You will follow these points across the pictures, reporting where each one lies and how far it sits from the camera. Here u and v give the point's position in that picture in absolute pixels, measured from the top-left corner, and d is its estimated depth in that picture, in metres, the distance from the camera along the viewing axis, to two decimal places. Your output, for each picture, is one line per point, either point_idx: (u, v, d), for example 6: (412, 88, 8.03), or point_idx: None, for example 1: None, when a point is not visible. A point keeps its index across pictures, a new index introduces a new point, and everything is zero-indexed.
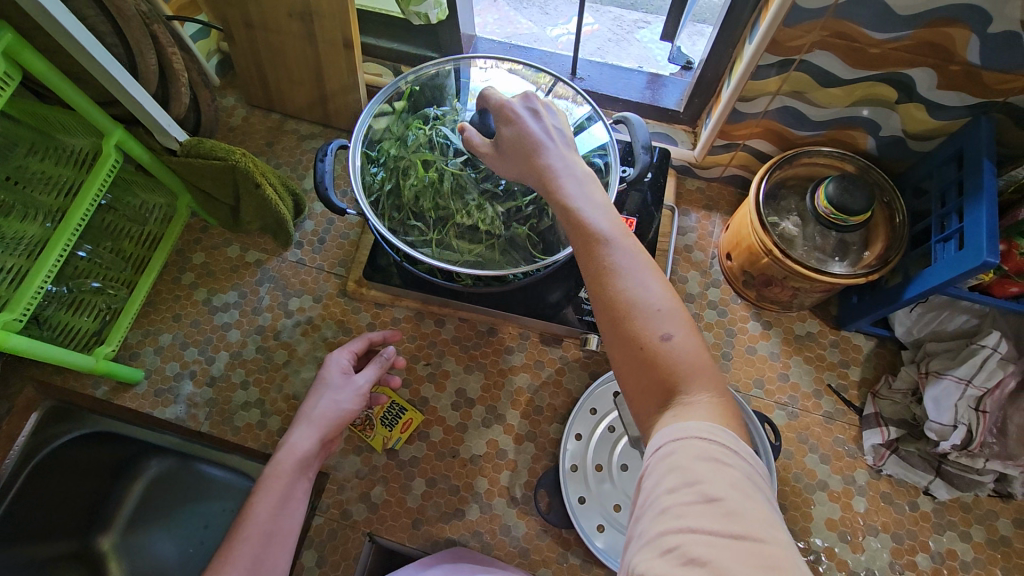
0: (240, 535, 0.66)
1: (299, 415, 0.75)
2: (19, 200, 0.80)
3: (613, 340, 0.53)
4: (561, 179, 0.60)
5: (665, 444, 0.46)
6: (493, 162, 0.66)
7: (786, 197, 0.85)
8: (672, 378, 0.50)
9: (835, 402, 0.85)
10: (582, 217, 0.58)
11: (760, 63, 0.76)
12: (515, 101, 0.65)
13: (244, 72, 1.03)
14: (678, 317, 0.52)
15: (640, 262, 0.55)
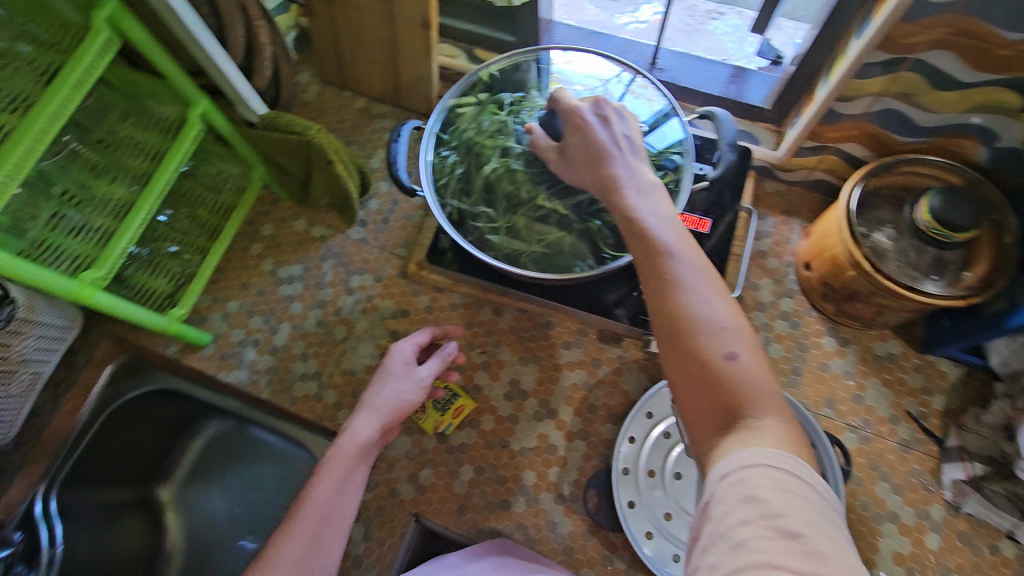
0: (299, 513, 0.67)
1: (363, 404, 0.76)
2: (109, 162, 0.84)
3: (670, 358, 0.51)
4: (626, 188, 0.59)
5: (735, 474, 0.43)
6: (559, 168, 0.65)
7: (878, 207, 0.80)
8: (736, 401, 0.47)
9: (913, 430, 0.80)
10: (646, 228, 0.56)
11: (866, 61, 0.72)
12: (585, 106, 0.64)
13: (321, 48, 1.04)
14: (744, 337, 0.49)
15: (705, 279, 0.52)
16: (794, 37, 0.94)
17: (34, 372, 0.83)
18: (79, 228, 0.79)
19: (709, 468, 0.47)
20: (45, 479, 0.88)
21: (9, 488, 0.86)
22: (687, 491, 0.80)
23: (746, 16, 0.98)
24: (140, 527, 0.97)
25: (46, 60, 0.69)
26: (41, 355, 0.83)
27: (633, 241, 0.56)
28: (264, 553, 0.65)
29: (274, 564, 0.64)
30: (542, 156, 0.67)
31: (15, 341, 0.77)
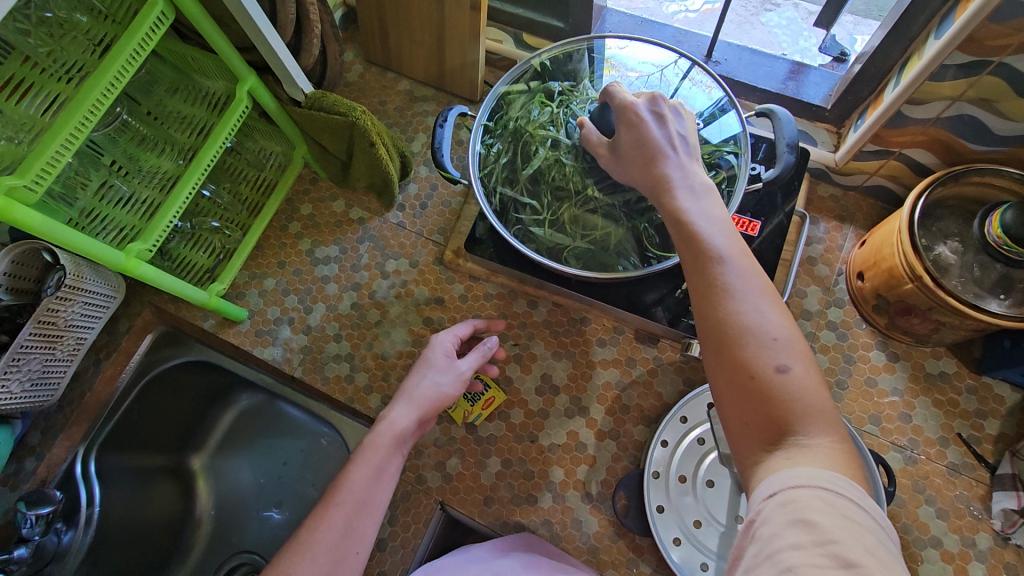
0: (334, 499, 0.67)
1: (402, 392, 0.76)
2: (157, 135, 0.85)
3: (716, 367, 0.49)
4: (677, 187, 0.56)
5: (785, 495, 0.41)
6: (608, 165, 0.63)
7: (944, 218, 0.75)
8: (786, 416, 0.45)
9: (962, 453, 0.78)
10: (697, 231, 0.53)
11: (947, 63, 0.67)
12: (641, 100, 0.61)
13: (366, 28, 1.03)
14: (796, 350, 0.47)
15: (757, 287, 0.50)
16: (853, 33, 0.92)
17: (78, 339, 0.85)
18: (126, 199, 0.81)
19: (754, 485, 0.45)
20: (85, 440, 0.91)
21: (51, 447, 0.88)
22: (720, 499, 0.78)
23: (802, 10, 0.96)
24: (172, 492, 0.99)
25: (102, 31, 0.69)
26: (85, 323, 0.85)
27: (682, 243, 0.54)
28: (300, 533, 0.65)
29: (311, 548, 0.63)
30: (591, 150, 0.64)
31: (62, 307, 0.79)
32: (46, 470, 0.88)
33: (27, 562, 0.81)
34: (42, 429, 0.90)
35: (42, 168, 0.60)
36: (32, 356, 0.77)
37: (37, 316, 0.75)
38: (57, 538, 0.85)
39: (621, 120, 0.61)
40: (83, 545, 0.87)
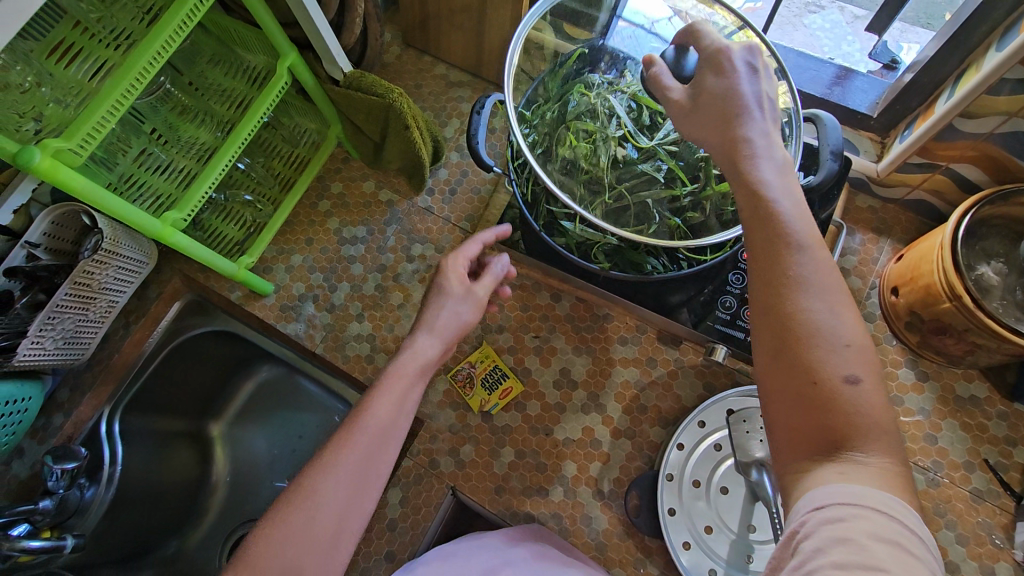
0: (354, 421, 0.63)
1: (425, 322, 0.70)
2: (198, 106, 0.86)
3: (774, 363, 0.47)
4: (754, 159, 0.52)
5: (834, 511, 0.41)
6: (680, 117, 0.57)
7: (987, 237, 0.73)
8: (845, 429, 0.43)
9: (988, 480, 0.76)
10: (776, 210, 0.50)
11: (1006, 76, 0.65)
12: (737, 48, 0.56)
13: (406, 10, 1.02)
14: (865, 359, 0.45)
15: (834, 285, 0.47)
16: (900, 40, 0.88)
17: (110, 302, 0.87)
18: (164, 166, 0.82)
19: (797, 492, 0.44)
20: (111, 402, 0.93)
21: (78, 405, 0.91)
22: (732, 506, 0.78)
23: (847, 14, 0.93)
24: (190, 457, 1.01)
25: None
26: (118, 286, 0.87)
27: (755, 221, 0.51)
28: (323, 449, 0.62)
29: (337, 469, 0.60)
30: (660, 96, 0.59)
31: (98, 270, 0.80)
32: (73, 426, 0.91)
33: (51, 514, 0.83)
34: (71, 386, 0.92)
35: (88, 132, 0.61)
36: (67, 316, 0.79)
37: (72, 278, 0.77)
38: (80, 493, 0.87)
39: (711, 68, 0.56)
40: (105, 500, 0.90)
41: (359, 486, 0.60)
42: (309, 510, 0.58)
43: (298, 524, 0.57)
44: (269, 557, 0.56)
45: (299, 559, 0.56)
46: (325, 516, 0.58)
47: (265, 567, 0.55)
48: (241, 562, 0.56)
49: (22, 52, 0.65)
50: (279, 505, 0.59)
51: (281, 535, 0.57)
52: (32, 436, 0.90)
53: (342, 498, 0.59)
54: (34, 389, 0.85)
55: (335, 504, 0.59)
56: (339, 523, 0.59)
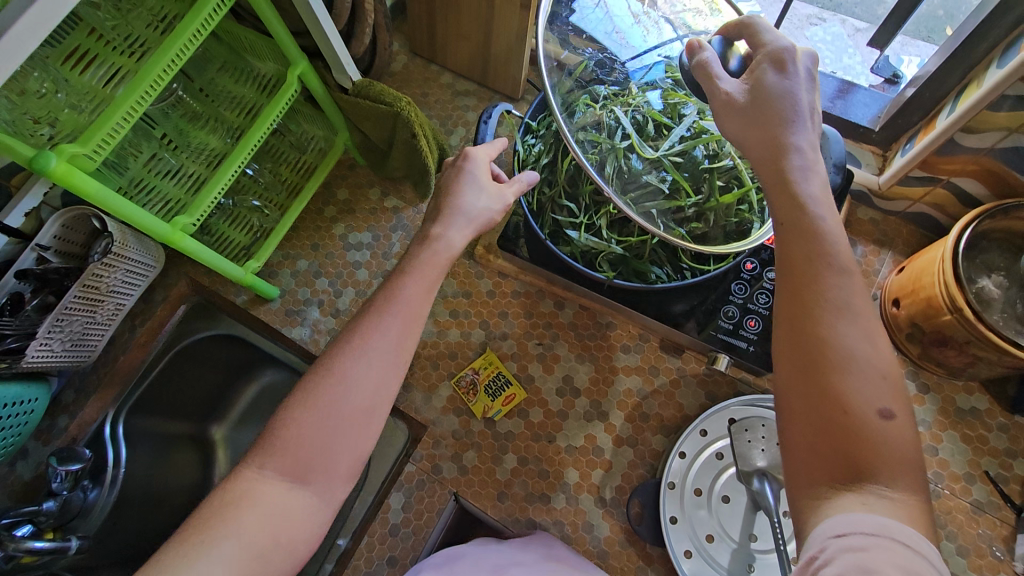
0: (382, 302, 0.58)
1: (446, 208, 0.64)
2: (207, 112, 0.87)
3: (803, 388, 0.47)
4: (799, 172, 0.52)
5: (856, 540, 0.41)
6: (729, 114, 0.55)
7: (988, 250, 0.74)
8: (872, 461, 0.44)
9: (988, 491, 0.77)
10: (819, 229, 0.50)
11: (1006, 92, 0.66)
12: (799, 54, 0.55)
13: (414, 20, 1.04)
14: (894, 392, 0.46)
15: (869, 314, 0.48)
16: (901, 53, 0.91)
17: (117, 304, 0.88)
18: (173, 171, 0.83)
19: (815, 521, 0.44)
20: (116, 404, 0.94)
21: (84, 407, 0.93)
22: (733, 515, 0.78)
23: (849, 27, 0.94)
24: (193, 460, 1.01)
25: (166, 9, 0.71)
26: (125, 290, 0.88)
27: (798, 236, 0.51)
28: (350, 329, 0.58)
29: (366, 349, 0.56)
30: (703, 84, 0.57)
31: (107, 273, 0.81)
32: (78, 428, 0.92)
33: (54, 515, 0.83)
34: (75, 389, 0.94)
35: (102, 138, 0.62)
36: (75, 319, 0.80)
37: (82, 280, 0.77)
38: (83, 494, 0.87)
39: (773, 66, 0.54)
40: (108, 503, 0.89)
41: (388, 369, 0.56)
42: (336, 390, 0.54)
43: (323, 404, 0.54)
44: (293, 437, 0.53)
45: (326, 441, 0.53)
46: (352, 398, 0.54)
47: (289, 446, 0.53)
48: (265, 442, 0.53)
49: (39, 58, 0.66)
50: (304, 382, 0.56)
51: (308, 418, 0.54)
52: (37, 437, 0.91)
53: (370, 380, 0.55)
54: (40, 390, 0.85)
55: (361, 385, 0.55)
56: (365, 406, 0.55)
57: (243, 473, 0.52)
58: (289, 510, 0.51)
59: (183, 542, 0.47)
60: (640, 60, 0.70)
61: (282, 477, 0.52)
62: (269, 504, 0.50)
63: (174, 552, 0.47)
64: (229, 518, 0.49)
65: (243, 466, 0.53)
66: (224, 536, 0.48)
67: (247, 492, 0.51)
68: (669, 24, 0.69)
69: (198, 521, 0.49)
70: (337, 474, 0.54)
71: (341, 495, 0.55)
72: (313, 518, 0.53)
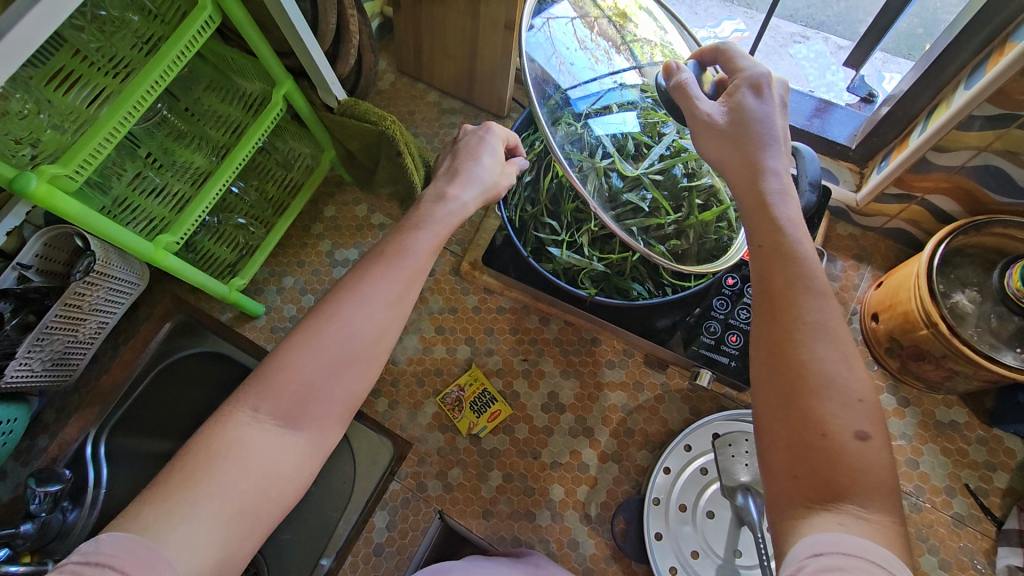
0: (385, 254, 0.59)
1: (461, 173, 0.66)
2: (193, 131, 0.88)
3: (781, 409, 0.47)
4: (775, 196, 0.54)
5: (834, 559, 0.40)
6: (707, 137, 0.56)
7: (962, 266, 0.75)
8: (849, 483, 0.44)
9: (969, 505, 0.78)
10: (794, 250, 0.52)
11: (973, 112, 0.68)
12: (772, 81, 0.57)
13: (401, 40, 1.05)
14: (873, 415, 0.46)
15: (846, 336, 0.49)
16: (881, 70, 0.92)
17: (100, 323, 0.88)
18: (157, 190, 0.83)
19: (790, 540, 0.44)
20: (98, 423, 0.93)
21: (64, 426, 0.91)
22: (718, 531, 0.78)
23: (831, 44, 0.96)
24: None
25: (151, 30, 0.72)
26: (108, 308, 0.88)
27: (776, 259, 0.52)
28: (351, 276, 0.58)
29: (366, 295, 0.56)
30: (682, 105, 0.58)
31: (89, 291, 0.81)
32: (58, 448, 0.90)
33: (32, 537, 0.81)
34: (57, 408, 0.92)
35: (84, 158, 0.63)
36: (55, 338, 0.80)
37: (64, 299, 0.77)
38: (63, 516, 0.86)
39: (748, 92, 0.56)
40: (89, 524, 0.90)
41: (386, 318, 0.57)
42: (335, 333, 0.55)
43: (318, 347, 0.54)
44: (287, 379, 0.53)
45: (320, 386, 0.54)
46: (348, 343, 0.55)
47: (282, 388, 0.53)
48: (257, 383, 0.53)
49: (21, 79, 0.66)
50: (300, 325, 0.56)
51: (306, 356, 0.54)
52: (16, 458, 0.89)
53: (368, 327, 0.56)
54: (19, 410, 0.84)
55: (359, 332, 0.55)
56: (359, 352, 0.55)
57: (233, 417, 0.51)
58: (272, 463, 0.50)
59: (161, 498, 0.46)
60: (585, 89, 0.69)
61: (271, 422, 0.52)
62: (257, 454, 0.50)
63: (155, 508, 0.46)
64: (215, 473, 0.48)
65: (234, 408, 0.52)
66: (210, 489, 0.47)
67: (236, 439, 0.50)
68: (617, 53, 0.70)
69: (180, 479, 0.47)
70: (328, 414, 0.54)
71: (331, 441, 0.55)
72: (301, 466, 0.52)
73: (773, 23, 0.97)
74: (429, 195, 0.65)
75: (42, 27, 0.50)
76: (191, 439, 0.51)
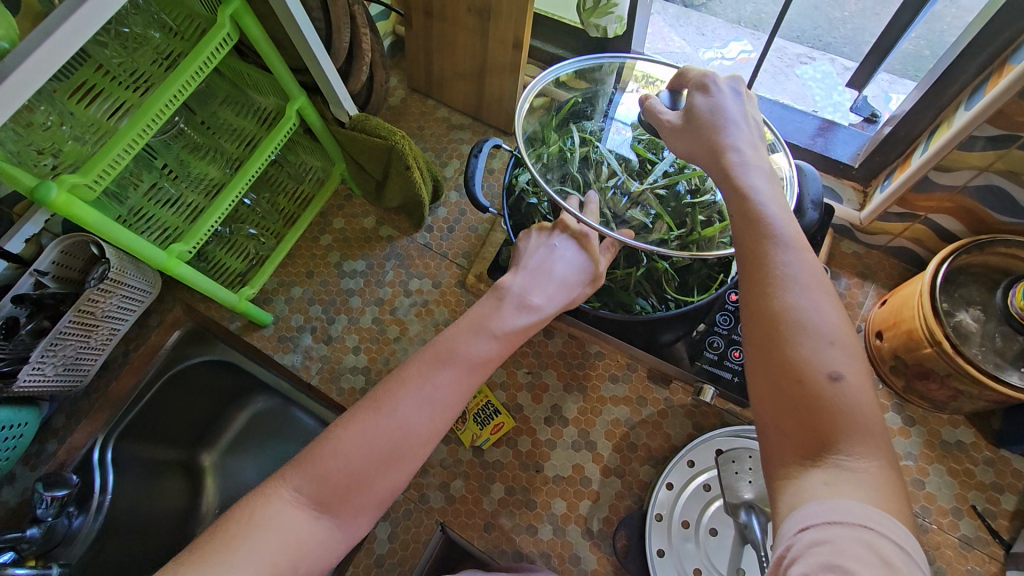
0: (446, 357, 0.61)
1: (539, 278, 0.70)
2: (209, 144, 0.90)
3: (759, 365, 0.48)
4: (740, 167, 0.55)
5: (819, 526, 0.40)
6: (672, 138, 0.61)
7: (965, 284, 0.76)
8: (831, 431, 0.44)
9: (976, 527, 0.77)
10: (760, 211, 0.52)
11: (974, 132, 0.68)
12: (716, 77, 0.61)
13: (412, 56, 1.08)
14: (850, 355, 0.46)
15: (819, 284, 0.49)
16: (888, 91, 0.93)
17: (112, 329, 0.89)
18: (173, 201, 0.86)
19: (781, 500, 0.44)
20: (105, 428, 0.93)
21: (73, 432, 0.92)
22: (722, 549, 0.77)
23: (838, 66, 0.97)
24: (179, 487, 1.00)
25: (170, 46, 0.75)
26: (121, 315, 0.89)
27: (744, 224, 0.52)
28: (412, 367, 0.61)
29: (423, 386, 0.59)
30: (653, 122, 0.63)
31: (102, 299, 0.83)
32: (66, 453, 0.91)
33: (37, 542, 0.83)
34: (67, 413, 0.93)
35: (103, 169, 0.64)
36: (67, 343, 0.81)
37: (77, 305, 0.79)
38: (68, 521, 0.87)
39: (695, 91, 0.60)
40: (92, 530, 0.89)
41: (437, 418, 0.59)
42: (386, 426, 0.57)
43: (368, 436, 0.56)
44: (333, 468, 0.55)
45: (367, 475, 0.55)
46: (399, 442, 0.57)
47: (330, 474, 0.54)
48: (304, 463, 0.55)
49: (46, 92, 0.68)
50: (351, 413, 0.58)
51: (354, 442, 0.56)
52: (25, 462, 0.90)
53: (419, 425, 0.58)
54: (31, 414, 0.85)
55: (409, 427, 0.57)
56: (405, 446, 0.57)
57: (276, 492, 0.53)
58: (288, 531, 0.51)
59: (190, 570, 0.46)
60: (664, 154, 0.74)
61: (308, 505, 0.53)
62: (292, 535, 0.51)
63: (192, 568, 0.47)
64: (247, 539, 0.49)
65: (278, 485, 0.54)
66: (244, 553, 0.48)
67: (273, 518, 0.51)
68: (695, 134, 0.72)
69: (195, 557, 0.48)
70: (364, 505, 0.55)
71: (360, 531, 0.56)
72: (328, 553, 0.53)
73: (778, 45, 1.00)
74: (514, 298, 0.68)
75: (68, 43, 0.52)
76: (231, 510, 0.52)
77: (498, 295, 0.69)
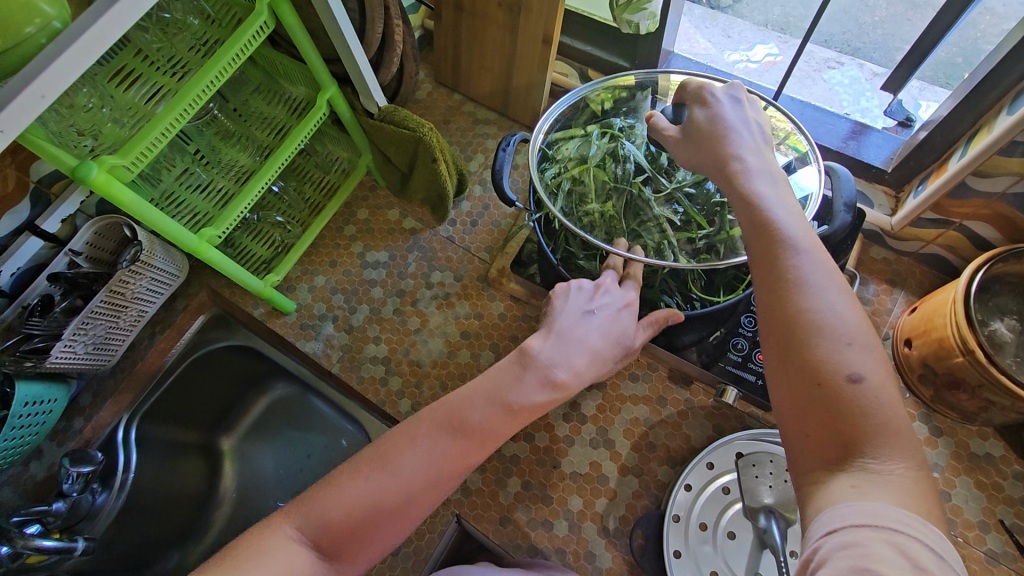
0: (459, 426, 0.59)
1: (568, 346, 0.66)
2: (240, 131, 0.91)
3: (777, 370, 0.47)
4: (748, 173, 0.55)
5: (847, 529, 0.39)
6: (678, 149, 0.61)
7: (1001, 294, 0.74)
8: (856, 433, 0.43)
9: (1004, 542, 0.75)
10: (769, 216, 0.52)
11: (1016, 137, 0.67)
12: (717, 87, 0.61)
13: (441, 49, 1.08)
14: (870, 355, 0.45)
15: (833, 283, 0.48)
16: (918, 98, 0.92)
17: (140, 311, 0.90)
18: (203, 186, 0.87)
19: (809, 508, 0.43)
20: (130, 409, 0.95)
21: (99, 410, 0.94)
22: (740, 553, 0.76)
23: (867, 71, 0.96)
24: (199, 470, 1.01)
25: (208, 34, 0.77)
26: (149, 297, 0.91)
27: (754, 231, 0.52)
28: (420, 422, 0.59)
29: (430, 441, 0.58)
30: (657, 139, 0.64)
31: (133, 279, 0.84)
32: (92, 431, 0.93)
33: (63, 516, 0.84)
34: (94, 391, 0.95)
35: (140, 152, 0.66)
36: (98, 322, 0.82)
37: (109, 285, 0.80)
38: (92, 497, 0.88)
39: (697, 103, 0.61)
40: (114, 508, 0.90)
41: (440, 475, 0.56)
42: (388, 477, 0.55)
43: (370, 489, 0.55)
44: (334, 509, 0.53)
45: (369, 518, 0.54)
46: (401, 493, 0.55)
47: (330, 516, 0.53)
48: (307, 503, 0.54)
49: (89, 75, 0.70)
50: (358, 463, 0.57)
51: (355, 489, 0.55)
52: (52, 438, 0.92)
53: (423, 479, 0.56)
54: (60, 391, 0.87)
55: (415, 484, 0.55)
56: (410, 499, 0.55)
57: (280, 529, 0.53)
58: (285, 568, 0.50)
59: None
60: None
61: (310, 546, 0.52)
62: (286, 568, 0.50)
63: None
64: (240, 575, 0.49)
65: (280, 521, 0.53)
66: None
67: (274, 555, 0.51)
68: None
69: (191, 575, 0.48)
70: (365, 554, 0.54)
71: None
72: None
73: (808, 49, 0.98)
74: (538, 369, 0.63)
75: (119, 23, 0.53)
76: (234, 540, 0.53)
77: (523, 360, 0.64)
